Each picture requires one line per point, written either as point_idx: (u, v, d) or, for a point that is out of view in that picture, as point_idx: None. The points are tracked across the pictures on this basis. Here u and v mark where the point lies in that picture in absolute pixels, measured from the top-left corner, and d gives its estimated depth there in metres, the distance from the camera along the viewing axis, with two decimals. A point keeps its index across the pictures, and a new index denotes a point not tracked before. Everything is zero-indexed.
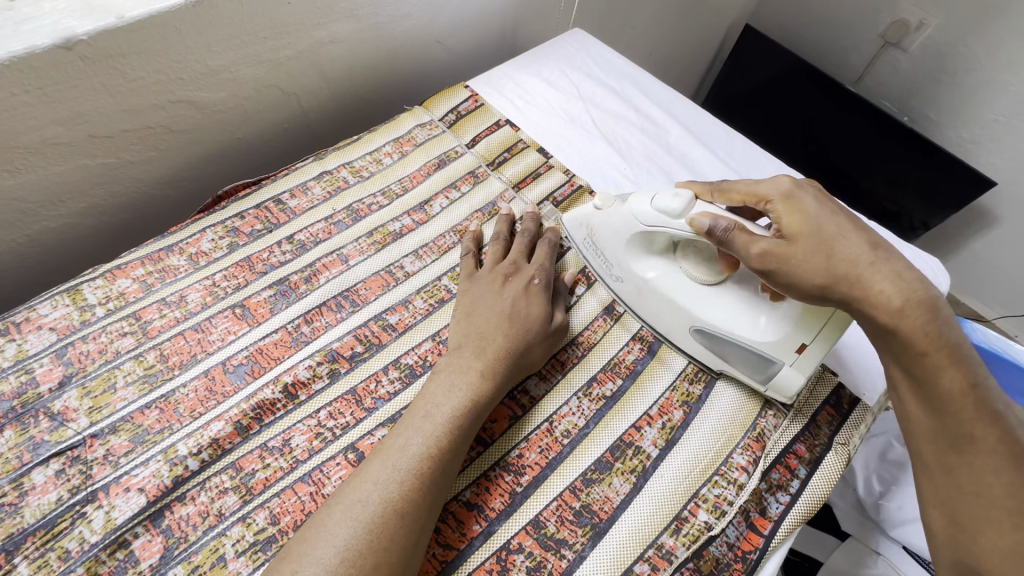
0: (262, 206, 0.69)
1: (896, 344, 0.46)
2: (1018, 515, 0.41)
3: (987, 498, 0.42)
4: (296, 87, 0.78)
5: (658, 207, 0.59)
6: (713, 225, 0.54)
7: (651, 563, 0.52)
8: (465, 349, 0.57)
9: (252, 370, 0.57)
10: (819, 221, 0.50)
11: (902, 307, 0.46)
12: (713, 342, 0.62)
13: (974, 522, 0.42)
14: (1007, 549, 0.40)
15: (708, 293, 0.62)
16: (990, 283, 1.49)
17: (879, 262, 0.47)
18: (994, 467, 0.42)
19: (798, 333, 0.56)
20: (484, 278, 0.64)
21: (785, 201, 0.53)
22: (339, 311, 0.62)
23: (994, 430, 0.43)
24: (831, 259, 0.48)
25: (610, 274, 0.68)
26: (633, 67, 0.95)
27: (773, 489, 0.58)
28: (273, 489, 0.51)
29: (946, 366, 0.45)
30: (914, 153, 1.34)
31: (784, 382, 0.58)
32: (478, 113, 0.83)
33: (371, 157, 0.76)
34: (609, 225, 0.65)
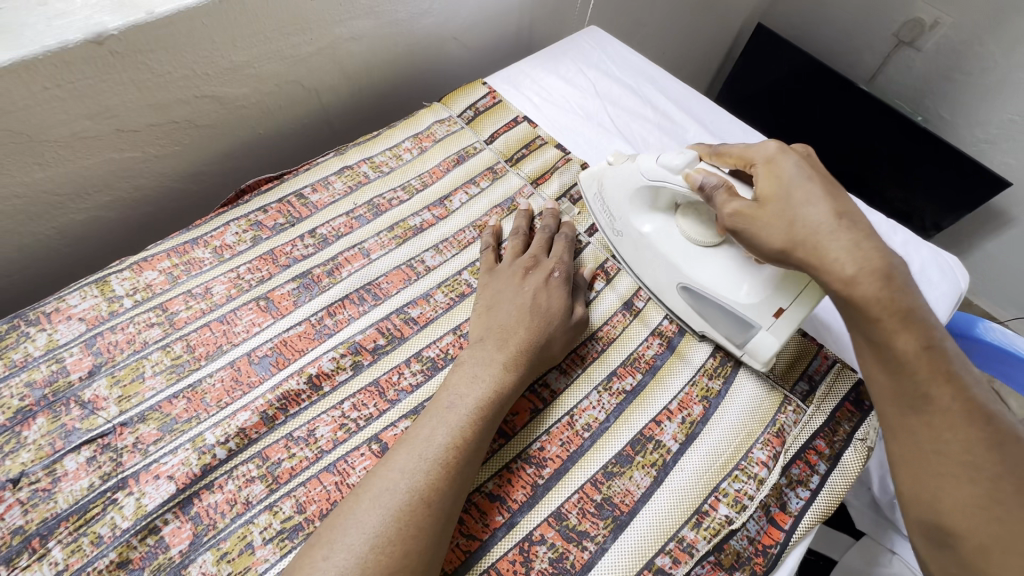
0: (284, 200, 0.70)
1: (854, 310, 0.47)
2: (975, 470, 0.41)
3: (947, 456, 0.42)
4: (317, 83, 0.79)
5: (662, 163, 0.61)
6: (704, 181, 0.58)
7: (672, 555, 0.53)
8: (487, 342, 0.58)
9: (276, 361, 0.58)
10: (790, 185, 0.52)
11: (854, 275, 0.47)
12: (698, 300, 0.64)
13: (932, 479, 0.42)
14: (966, 501, 0.41)
15: (696, 254, 0.64)
16: (1005, 285, 1.48)
17: (840, 231, 0.48)
18: (949, 424, 0.43)
19: (776, 298, 0.57)
20: (505, 271, 0.64)
21: (766, 165, 0.55)
22: (361, 304, 0.63)
23: (947, 387, 0.44)
24: (792, 227, 0.50)
25: (612, 228, 0.71)
26: (649, 64, 0.94)
27: (794, 484, 0.58)
28: (299, 479, 0.52)
29: (899, 327, 0.45)
30: (931, 155, 1.32)
31: (758, 346, 0.60)
32: (496, 110, 0.83)
33: (391, 152, 0.76)
34: (617, 178, 0.68)
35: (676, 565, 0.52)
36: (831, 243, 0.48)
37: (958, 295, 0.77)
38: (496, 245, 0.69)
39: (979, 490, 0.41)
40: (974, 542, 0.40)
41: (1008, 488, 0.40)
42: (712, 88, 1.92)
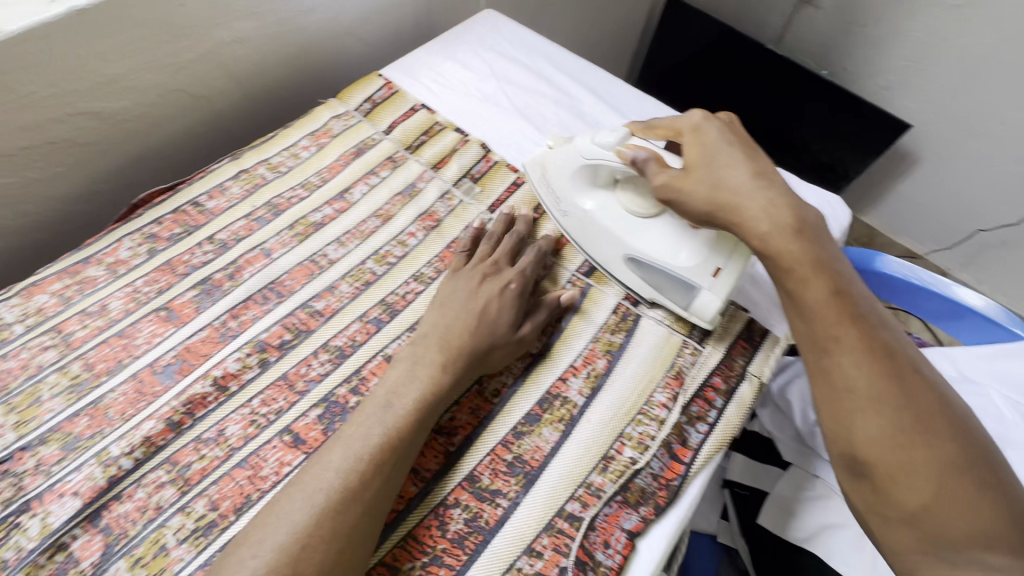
0: (179, 210, 0.69)
1: (771, 261, 0.51)
2: (879, 403, 0.43)
3: (857, 393, 0.44)
4: (205, 89, 0.78)
5: (597, 142, 0.65)
6: (634, 156, 0.61)
7: (581, 500, 0.56)
8: (430, 340, 0.59)
9: (181, 368, 0.58)
10: (714, 151, 0.57)
11: (768, 231, 0.51)
12: (643, 267, 0.68)
13: (846, 415, 0.44)
14: (877, 433, 0.43)
15: (639, 224, 0.67)
16: (920, 220, 1.58)
17: (757, 192, 0.53)
18: (857, 361, 0.45)
19: (713, 259, 0.61)
20: (466, 274, 0.65)
21: (693, 132, 0.60)
22: (265, 303, 0.64)
23: (855, 329, 0.46)
24: (715, 188, 0.55)
25: (558, 210, 0.73)
26: (544, 41, 0.97)
27: (693, 421, 0.62)
28: (211, 478, 0.53)
29: (808, 276, 0.48)
30: (848, 108, 1.40)
31: (703, 306, 0.64)
32: (394, 100, 0.84)
33: (287, 152, 0.77)
34: (557, 162, 0.71)
35: (585, 508, 0.55)
36: (749, 203, 0.53)
37: (842, 231, 0.83)
38: (472, 248, 0.69)
39: (883, 421, 0.43)
40: (884, 469, 0.42)
41: (909, 418, 0.42)
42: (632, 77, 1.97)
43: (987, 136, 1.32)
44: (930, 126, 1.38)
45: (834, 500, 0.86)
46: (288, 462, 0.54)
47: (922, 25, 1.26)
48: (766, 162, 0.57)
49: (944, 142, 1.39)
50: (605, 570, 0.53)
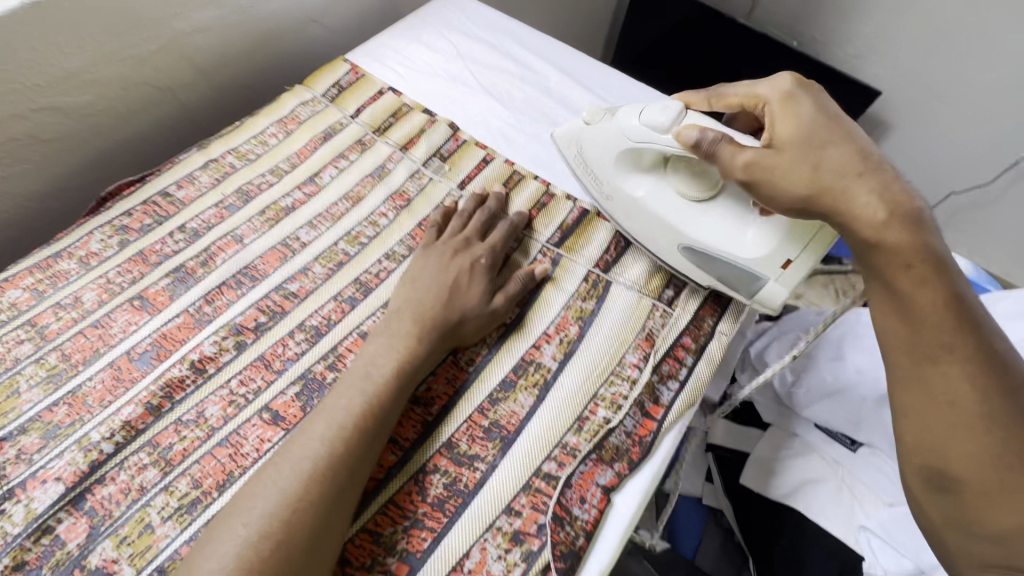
0: (149, 201, 0.69)
1: (881, 258, 0.50)
2: (989, 421, 0.45)
3: (959, 408, 0.46)
4: (169, 81, 0.78)
5: (645, 122, 0.64)
6: (700, 137, 0.59)
7: (558, 460, 0.58)
8: (402, 313, 0.61)
9: (157, 354, 0.59)
10: (810, 126, 0.55)
11: (886, 219, 0.49)
12: (700, 258, 0.66)
13: (946, 430, 0.47)
14: (978, 453, 0.46)
15: (693, 211, 0.66)
16: None
17: (864, 175, 0.51)
18: (968, 373, 0.46)
19: (784, 251, 0.60)
20: (438, 249, 0.67)
21: (784, 101, 0.58)
22: (239, 287, 0.64)
23: (968, 338, 0.47)
24: (818, 171, 0.52)
25: (600, 193, 0.72)
26: (509, 20, 0.97)
27: (664, 379, 0.64)
28: (192, 457, 0.54)
29: (924, 277, 0.48)
30: (821, 78, 1.42)
31: (768, 295, 0.63)
32: (360, 84, 0.85)
33: (255, 140, 0.77)
34: (599, 141, 0.70)
35: (561, 467, 0.57)
36: (861, 188, 0.51)
37: None
38: (442, 224, 0.70)
39: (990, 439, 0.45)
40: (977, 488, 0.46)
41: (1021, 436, 0.45)
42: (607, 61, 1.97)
43: (954, 99, 1.34)
44: (899, 92, 1.40)
45: (812, 457, 0.88)
46: (268, 438, 0.56)
47: None
48: (864, 139, 0.55)
49: (913, 105, 1.41)
50: (582, 524, 0.54)
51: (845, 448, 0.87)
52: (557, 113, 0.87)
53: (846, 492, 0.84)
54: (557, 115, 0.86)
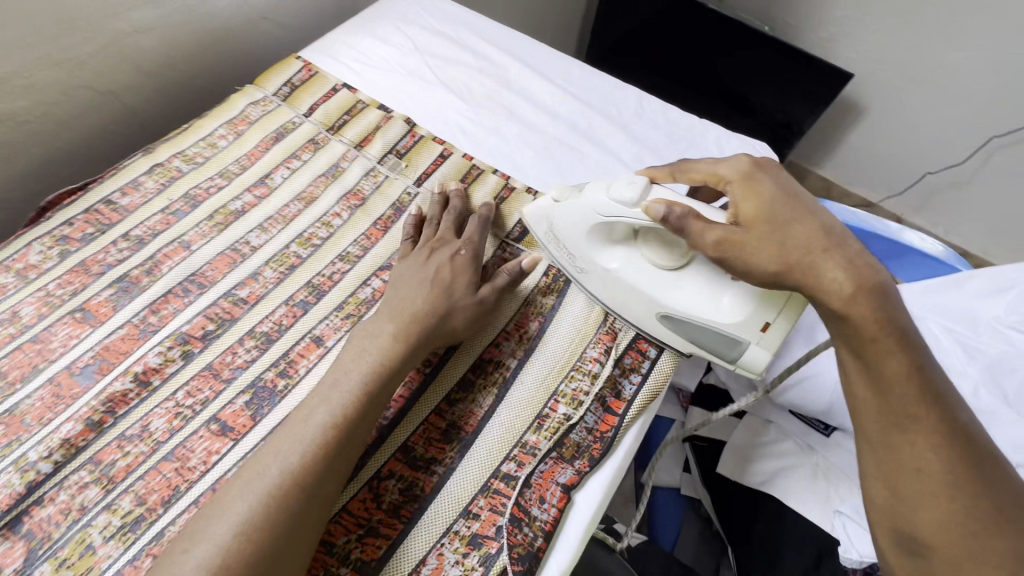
0: (91, 209, 0.67)
1: (848, 333, 0.48)
2: (952, 486, 0.46)
3: (927, 474, 0.46)
4: (111, 84, 0.76)
5: (613, 198, 0.58)
6: (667, 211, 0.54)
7: (517, 460, 0.56)
8: (385, 313, 0.58)
9: (99, 368, 0.57)
10: (773, 205, 0.52)
11: (852, 294, 0.47)
12: (681, 327, 0.61)
13: (913, 496, 0.47)
14: (942, 517, 0.46)
15: (668, 280, 0.61)
16: (872, 169, 1.61)
17: (831, 250, 0.49)
18: (933, 445, 0.46)
19: (761, 314, 0.56)
20: (414, 253, 0.64)
21: (743, 180, 0.55)
22: (186, 295, 0.62)
23: (933, 410, 0.47)
24: (784, 248, 0.50)
25: (574, 267, 0.66)
26: (467, 12, 0.95)
27: (627, 373, 0.63)
28: (136, 474, 0.52)
29: (892, 351, 0.47)
30: (798, 61, 1.40)
31: (751, 361, 0.58)
32: (314, 82, 0.82)
33: (204, 142, 0.75)
34: (568, 217, 0.64)
35: (520, 467, 0.56)
36: (826, 261, 0.49)
37: None
38: (417, 233, 0.68)
39: (954, 505, 0.46)
40: (944, 551, 0.46)
41: (979, 497, 0.46)
42: (580, 52, 1.94)
43: (927, 80, 1.34)
44: (874, 74, 1.40)
45: (786, 443, 0.89)
46: (216, 450, 0.54)
47: None
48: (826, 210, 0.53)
49: (885, 87, 1.41)
50: (541, 524, 0.53)
51: (818, 433, 0.87)
52: (517, 105, 0.85)
53: (820, 478, 0.84)
54: (517, 107, 0.84)
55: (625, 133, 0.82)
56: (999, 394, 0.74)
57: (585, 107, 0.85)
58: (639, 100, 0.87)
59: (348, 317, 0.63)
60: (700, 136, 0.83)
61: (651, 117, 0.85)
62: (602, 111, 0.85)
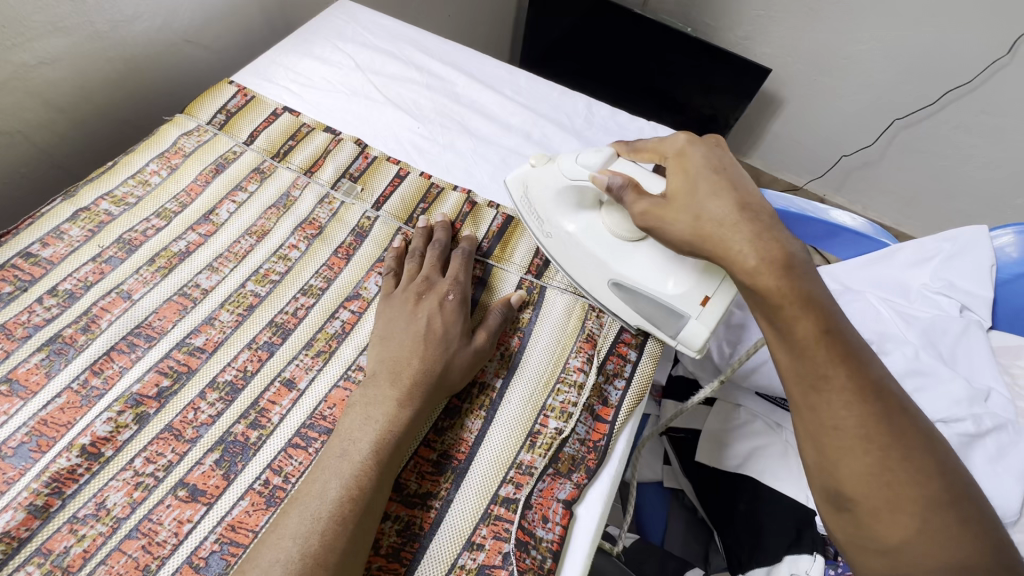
0: (7, 265, 0.59)
1: (758, 300, 0.46)
2: (867, 441, 0.42)
3: (844, 430, 0.43)
4: (17, 123, 0.68)
5: (580, 162, 0.62)
6: (609, 182, 0.58)
7: (514, 482, 0.55)
8: (379, 378, 0.54)
9: (38, 446, 0.51)
10: (695, 179, 0.52)
11: (756, 267, 0.45)
12: (631, 297, 0.63)
13: (834, 452, 0.43)
14: (863, 472, 0.42)
15: (624, 250, 0.63)
16: (795, 156, 1.73)
17: (742, 223, 0.47)
18: (848, 401, 0.43)
19: (701, 287, 0.58)
20: (399, 298, 0.61)
21: (677, 157, 0.56)
22: (133, 351, 0.57)
23: (845, 366, 0.44)
24: (697, 221, 0.50)
25: (541, 231, 0.69)
26: (406, 26, 0.93)
27: (611, 379, 0.63)
28: (96, 559, 0.47)
29: (799, 312, 0.44)
30: (718, 60, 1.47)
31: (688, 338, 0.59)
32: (251, 107, 0.78)
33: (134, 180, 0.68)
34: (541, 180, 0.67)
35: (519, 489, 0.54)
36: (735, 235, 0.47)
37: None
38: (398, 267, 0.65)
39: (871, 459, 0.42)
40: (867, 503, 0.41)
41: (895, 455, 0.41)
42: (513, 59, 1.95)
43: (835, 71, 1.44)
44: (788, 68, 1.50)
45: (758, 424, 0.86)
46: (187, 519, 0.49)
47: None
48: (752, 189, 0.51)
49: (800, 78, 1.50)
50: (548, 545, 0.52)
51: (783, 410, 0.88)
52: (469, 119, 0.84)
53: (791, 455, 0.82)
54: (469, 122, 0.83)
55: (579, 140, 0.83)
56: (936, 355, 0.77)
57: (537, 116, 0.85)
58: (588, 106, 0.88)
59: (320, 355, 0.59)
60: (650, 137, 0.85)
61: (602, 123, 0.87)
62: (552, 118, 0.86)
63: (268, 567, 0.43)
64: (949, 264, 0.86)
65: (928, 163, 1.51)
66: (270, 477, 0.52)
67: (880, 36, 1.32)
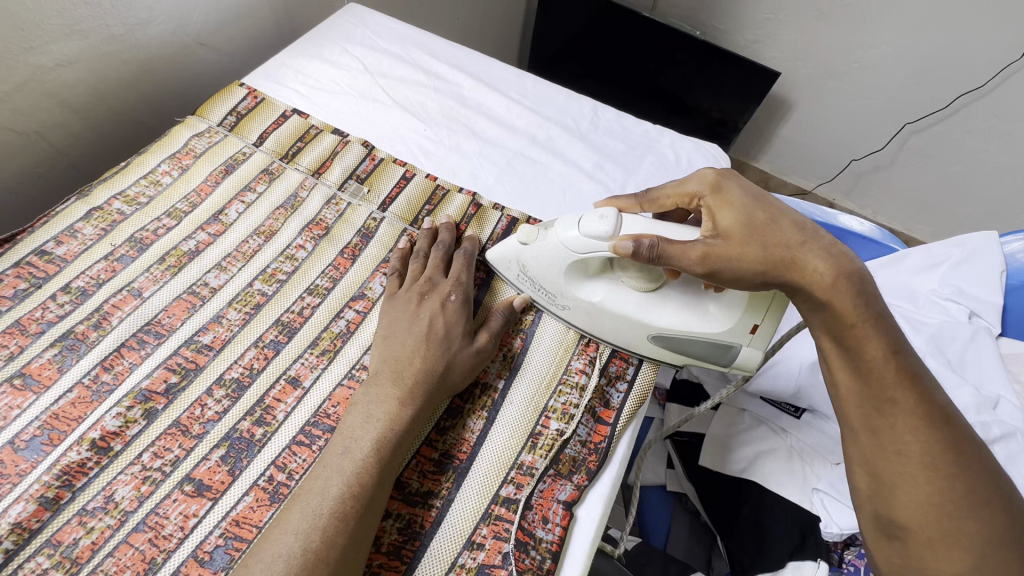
0: (22, 262, 0.61)
1: (829, 317, 0.48)
2: (929, 468, 0.45)
3: (907, 456, 0.45)
4: (34, 124, 0.69)
5: (586, 233, 0.58)
6: (636, 246, 0.53)
7: (515, 482, 0.55)
8: (380, 377, 0.55)
9: (49, 439, 0.52)
10: (748, 210, 0.52)
11: (834, 280, 0.48)
12: (675, 342, 0.63)
13: (893, 478, 0.46)
14: (922, 500, 0.44)
15: (655, 300, 0.62)
16: (804, 159, 1.72)
17: (809, 243, 0.49)
18: (914, 427, 0.45)
19: (749, 318, 0.59)
20: (403, 298, 0.61)
21: (714, 194, 0.55)
22: (142, 347, 0.58)
23: (913, 393, 0.46)
24: (767, 248, 0.49)
25: (557, 304, 0.65)
26: (415, 29, 0.94)
27: (613, 381, 0.63)
28: (104, 551, 0.48)
29: (870, 335, 0.47)
30: (726, 63, 1.47)
31: (746, 361, 0.62)
32: (260, 110, 0.79)
33: (146, 180, 0.70)
34: (541, 258, 0.63)
35: (520, 489, 0.55)
36: (809, 255, 0.49)
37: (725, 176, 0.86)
38: (403, 268, 0.66)
39: (933, 488, 0.44)
40: (923, 533, 0.44)
41: (957, 486, 0.44)
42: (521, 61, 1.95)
43: (845, 75, 1.43)
44: (798, 71, 1.49)
45: (762, 430, 0.87)
46: (193, 513, 0.50)
47: None
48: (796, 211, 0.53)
49: (810, 81, 1.50)
50: (548, 545, 0.53)
51: (789, 416, 0.87)
52: (476, 122, 0.84)
53: (797, 462, 0.83)
54: (475, 124, 0.84)
55: (584, 142, 0.84)
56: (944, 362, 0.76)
57: (542, 119, 0.86)
58: (594, 110, 0.89)
59: (324, 353, 0.60)
60: (656, 141, 0.86)
61: (607, 126, 0.87)
62: (558, 121, 0.86)
63: (271, 561, 0.44)
64: (958, 270, 0.85)
65: (938, 167, 1.49)
66: (274, 474, 0.52)
67: (890, 40, 1.31)
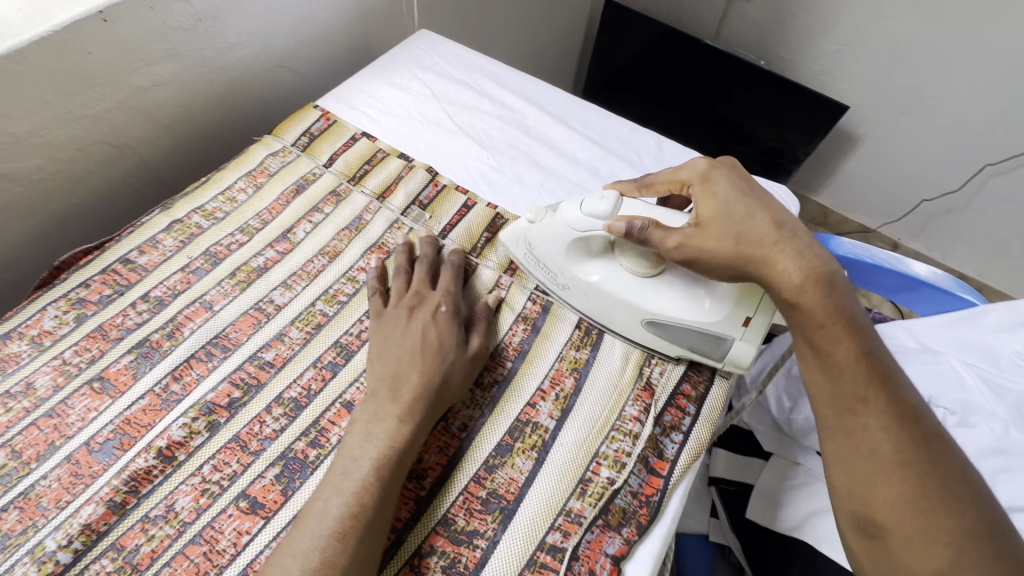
0: (109, 269, 0.65)
1: (799, 318, 0.50)
2: (905, 467, 0.44)
3: (880, 455, 0.44)
4: (128, 138, 0.74)
5: (586, 211, 0.61)
6: (628, 227, 0.58)
7: (563, 530, 0.54)
8: (379, 394, 0.55)
9: (120, 444, 0.54)
10: (729, 204, 0.54)
11: (801, 283, 0.49)
12: (667, 331, 0.62)
13: (868, 477, 0.45)
14: (895, 498, 0.43)
15: (651, 285, 0.63)
16: (870, 197, 1.64)
17: (783, 242, 0.51)
18: (885, 425, 0.45)
19: (741, 309, 0.60)
20: (392, 316, 0.61)
21: (703, 183, 0.58)
22: (210, 360, 0.60)
23: (883, 393, 0.46)
24: (739, 243, 0.52)
25: (555, 283, 0.67)
26: (482, 57, 0.96)
27: (668, 431, 0.61)
28: (161, 561, 0.49)
29: (842, 335, 0.48)
30: (790, 95, 1.42)
31: (737, 356, 0.62)
32: (331, 132, 0.82)
33: (223, 196, 0.73)
34: (546, 235, 0.65)
35: (567, 538, 0.53)
36: (780, 252, 0.51)
37: None
38: (382, 287, 0.66)
39: (906, 487, 0.43)
40: (900, 532, 0.43)
41: (932, 484, 0.43)
42: (577, 86, 1.95)
43: (923, 112, 1.36)
44: (869, 105, 1.42)
45: (818, 486, 0.78)
46: (246, 530, 0.51)
47: (848, 12, 1.29)
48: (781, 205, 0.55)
49: (881, 116, 1.43)
50: None
51: None
52: (537, 151, 0.84)
53: None
54: (537, 153, 0.84)
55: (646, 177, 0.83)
56: None
57: (605, 152, 0.85)
58: (658, 143, 0.88)
59: None
60: None
61: (671, 160, 0.85)
62: (620, 154, 0.85)
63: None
64: None
65: None
66: None
67: (976, 78, 1.23)
